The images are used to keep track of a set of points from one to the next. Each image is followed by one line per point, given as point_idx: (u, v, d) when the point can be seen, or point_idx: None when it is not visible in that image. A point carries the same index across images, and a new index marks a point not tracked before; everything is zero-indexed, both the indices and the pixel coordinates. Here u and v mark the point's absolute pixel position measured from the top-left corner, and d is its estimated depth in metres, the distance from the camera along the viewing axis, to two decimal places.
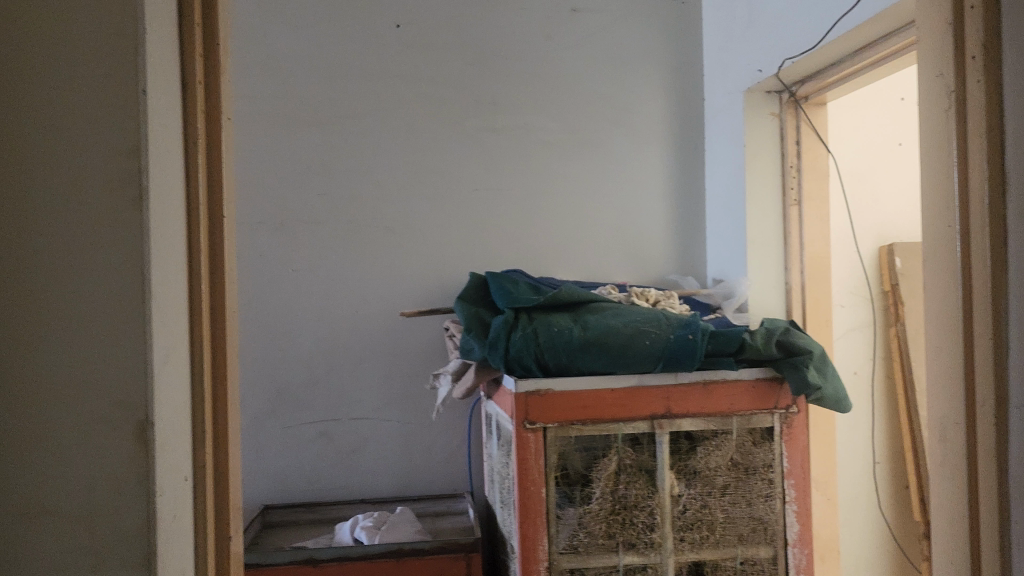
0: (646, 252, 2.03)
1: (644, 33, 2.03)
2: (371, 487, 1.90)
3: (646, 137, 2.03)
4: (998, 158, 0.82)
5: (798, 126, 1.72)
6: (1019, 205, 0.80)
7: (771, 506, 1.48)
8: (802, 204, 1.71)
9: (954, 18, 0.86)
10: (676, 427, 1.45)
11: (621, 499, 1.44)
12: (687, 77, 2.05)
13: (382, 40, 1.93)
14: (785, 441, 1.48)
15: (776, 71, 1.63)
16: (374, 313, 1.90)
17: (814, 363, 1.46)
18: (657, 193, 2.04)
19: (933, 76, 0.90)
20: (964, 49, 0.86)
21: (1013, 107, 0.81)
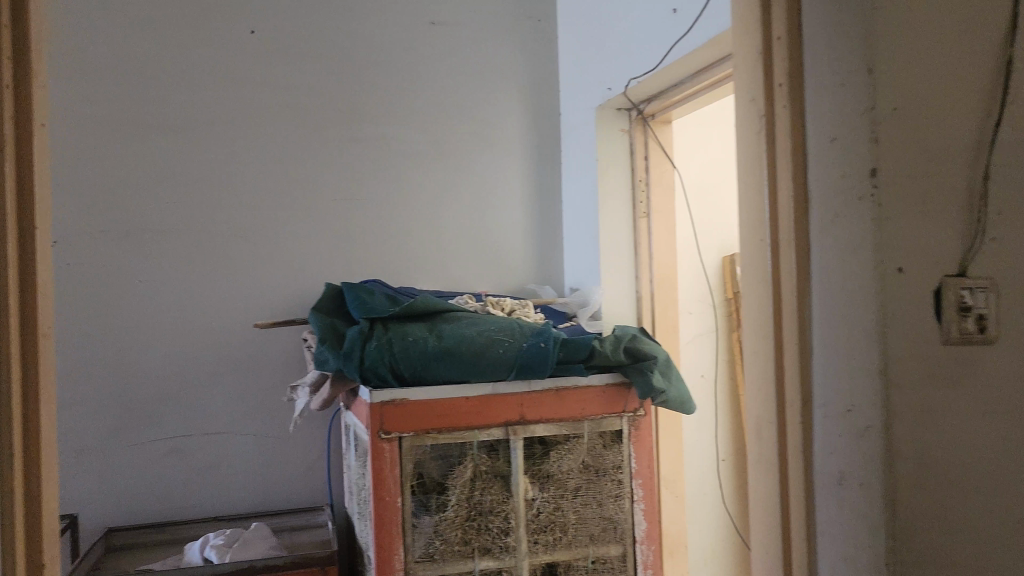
0: (505, 263, 2.07)
1: (503, 47, 2.08)
2: (226, 504, 1.85)
3: (505, 149, 2.08)
4: (801, 178, 0.86)
5: (645, 142, 1.81)
6: (821, 220, 0.86)
7: (621, 505, 1.55)
8: (651, 216, 1.80)
9: (764, 47, 0.91)
10: (530, 433, 1.49)
11: (477, 505, 1.47)
12: (545, 93, 2.12)
13: (236, 45, 1.88)
14: (633, 442, 1.55)
15: (624, 90, 1.70)
16: (229, 324, 1.86)
17: (659, 368, 1.54)
18: (516, 205, 2.08)
19: (747, 100, 0.95)
20: (772, 76, 0.90)
21: (815, 133, 0.86)
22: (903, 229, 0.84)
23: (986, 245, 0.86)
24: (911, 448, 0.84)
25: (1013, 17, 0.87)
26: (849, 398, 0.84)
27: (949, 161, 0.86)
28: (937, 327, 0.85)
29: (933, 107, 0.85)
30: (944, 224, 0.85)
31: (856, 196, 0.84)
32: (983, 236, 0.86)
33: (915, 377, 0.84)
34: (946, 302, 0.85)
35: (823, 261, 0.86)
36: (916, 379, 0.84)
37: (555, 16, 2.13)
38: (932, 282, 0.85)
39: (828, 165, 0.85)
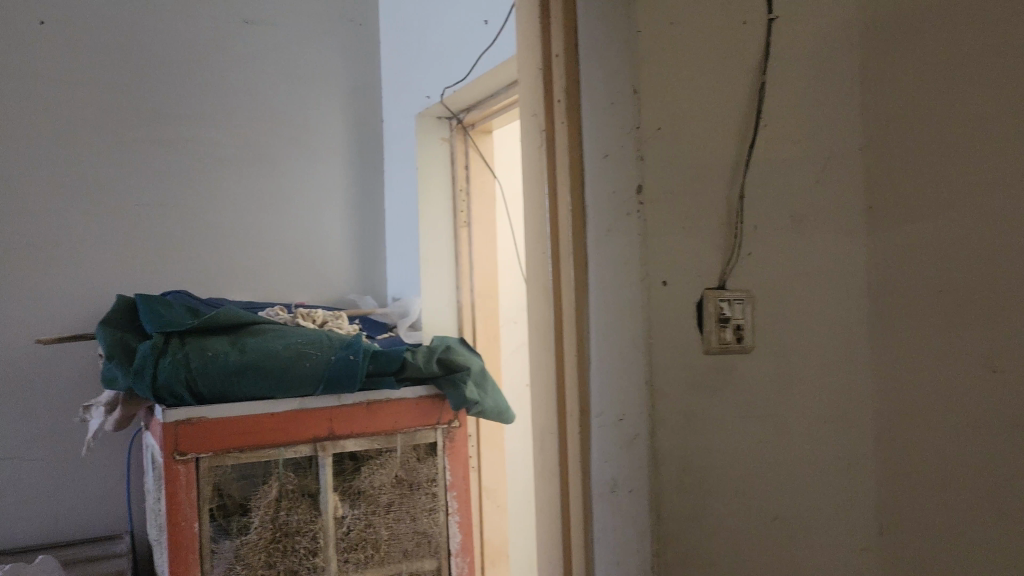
0: (325, 274, 2.05)
1: (323, 49, 2.06)
2: (10, 536, 1.69)
3: (325, 156, 2.06)
4: (580, 194, 0.85)
5: (466, 151, 1.81)
6: (599, 232, 0.85)
7: (435, 518, 1.55)
8: (471, 226, 1.80)
9: (544, 64, 0.92)
10: (339, 448, 1.46)
11: (282, 526, 1.41)
12: (366, 98, 2.12)
13: (21, 37, 1.73)
14: (448, 454, 1.56)
15: (441, 99, 1.70)
16: (14, 341, 1.71)
17: (474, 379, 1.55)
18: (337, 214, 2.07)
19: (529, 115, 0.96)
20: (552, 92, 0.91)
21: (592, 148, 0.85)
22: (666, 245, 0.88)
23: (743, 258, 0.91)
24: (672, 456, 0.87)
25: (766, 45, 0.93)
26: (621, 407, 0.85)
27: (709, 178, 0.90)
28: (699, 337, 0.89)
29: (693, 129, 0.89)
30: (704, 239, 0.89)
31: (625, 212, 0.86)
32: (739, 251, 0.90)
33: (677, 387, 0.88)
34: (707, 314, 0.88)
35: (601, 275, 0.85)
36: (678, 389, 0.88)
37: (375, 21, 2.14)
38: (693, 295, 0.89)
39: (602, 181, 0.85)
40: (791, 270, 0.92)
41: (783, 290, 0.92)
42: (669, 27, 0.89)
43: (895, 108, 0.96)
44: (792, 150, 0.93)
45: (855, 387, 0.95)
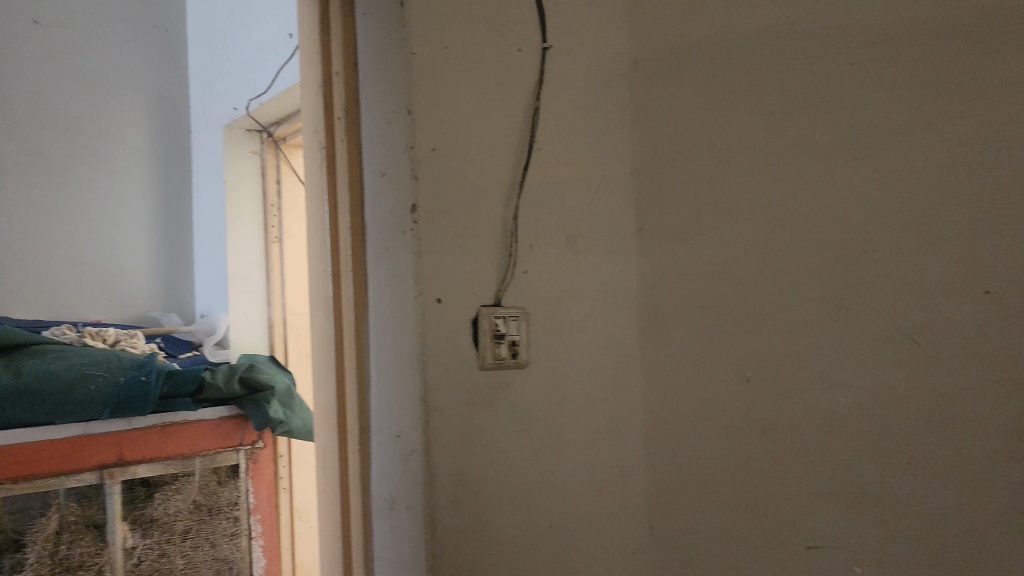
0: (125, 288, 2.27)
1: (124, 57, 2.29)
2: None
3: (125, 165, 2.28)
4: (360, 213, 0.89)
5: (276, 164, 2.02)
6: (377, 247, 0.87)
7: (236, 544, 1.67)
8: (282, 242, 2.02)
9: (324, 81, 0.92)
10: (130, 474, 1.50)
11: (63, 560, 1.42)
12: (168, 111, 2.38)
13: None
14: (251, 477, 1.72)
15: (247, 111, 1.70)
16: None
17: (279, 398, 1.67)
18: (139, 224, 2.30)
19: (312, 131, 0.95)
20: (332, 110, 0.91)
21: (370, 167, 0.88)
22: (440, 263, 0.89)
23: (518, 275, 0.94)
24: (447, 471, 0.88)
25: (539, 72, 0.97)
26: (398, 424, 0.86)
27: (485, 196, 0.92)
28: (476, 353, 0.91)
29: (472, 149, 0.92)
30: (480, 257, 0.92)
31: (400, 231, 0.87)
32: (514, 268, 0.94)
33: (450, 402, 0.89)
34: (483, 330, 0.91)
35: (379, 291, 0.87)
36: (453, 404, 0.89)
37: (178, 26, 2.40)
38: (470, 311, 0.91)
39: (380, 200, 0.87)
40: (566, 288, 0.97)
41: (556, 305, 0.96)
42: (443, 50, 0.92)
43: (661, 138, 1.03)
44: (562, 172, 0.98)
45: (630, 392, 1.01)
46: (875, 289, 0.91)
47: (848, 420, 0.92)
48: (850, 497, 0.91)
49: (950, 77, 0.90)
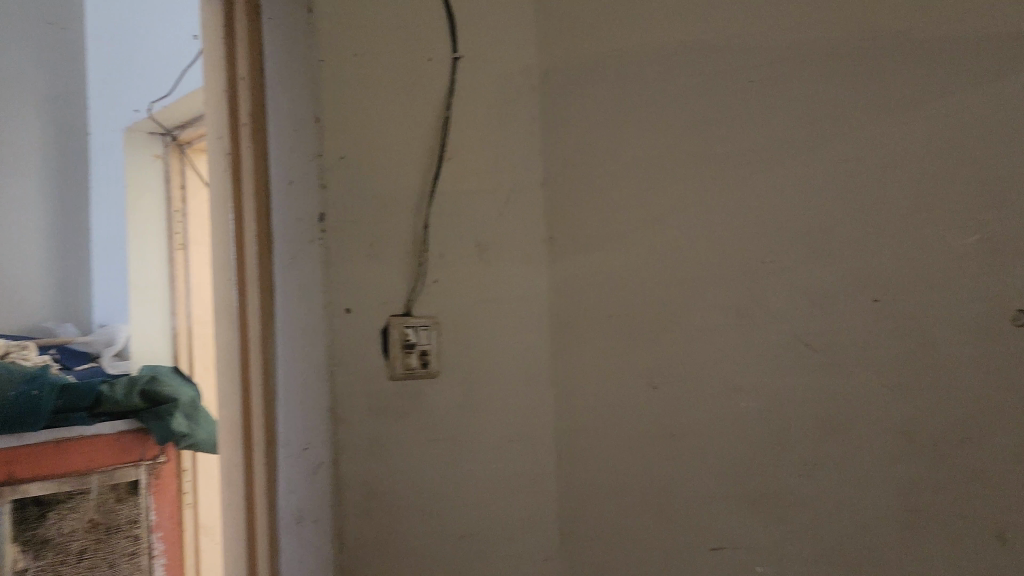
0: (17, 296, 2.16)
1: (16, 55, 2.19)
2: None
3: (16, 168, 2.19)
4: (266, 223, 0.89)
5: (179, 166, 2.06)
6: (286, 257, 0.87)
7: (137, 562, 1.65)
8: (186, 249, 2.05)
9: (229, 88, 0.91)
10: (21, 494, 1.43)
11: None
12: (65, 111, 2.29)
13: None
14: (154, 494, 1.69)
15: (150, 113, 1.65)
16: None
17: (182, 410, 1.64)
18: (31, 229, 2.20)
19: (215, 138, 0.94)
20: (237, 117, 0.91)
21: (278, 177, 0.88)
22: (351, 273, 0.89)
23: (428, 286, 0.94)
24: (356, 482, 0.88)
25: (449, 82, 0.97)
26: (306, 436, 0.87)
27: (394, 204, 0.93)
28: (385, 363, 0.91)
29: (382, 158, 0.92)
30: (389, 267, 0.92)
31: (309, 239, 0.88)
32: (424, 278, 0.93)
33: (358, 413, 0.89)
34: (392, 340, 0.90)
35: (287, 301, 0.87)
36: (362, 414, 0.89)
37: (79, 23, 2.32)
38: (379, 321, 0.91)
39: (288, 210, 0.88)
40: (477, 297, 0.98)
41: (464, 316, 0.97)
42: (352, 59, 0.92)
43: (570, 148, 1.04)
44: (474, 181, 0.98)
45: (538, 399, 1.02)
46: (777, 297, 0.92)
47: (750, 426, 0.93)
48: (752, 499, 0.93)
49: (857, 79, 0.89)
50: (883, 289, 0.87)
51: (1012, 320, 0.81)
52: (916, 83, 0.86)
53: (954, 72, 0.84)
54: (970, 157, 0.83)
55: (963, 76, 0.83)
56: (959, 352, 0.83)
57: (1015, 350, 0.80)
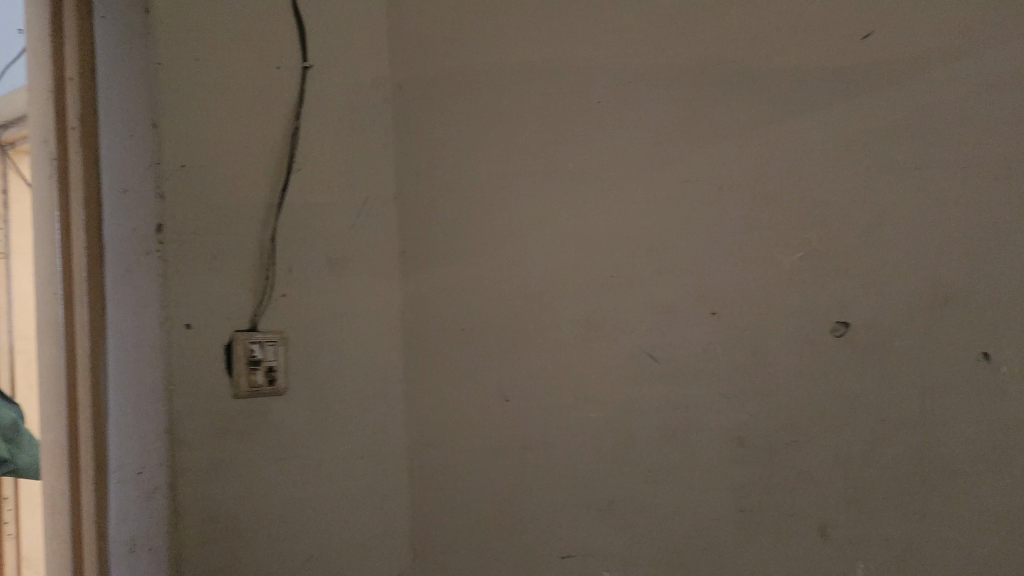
0: None
1: None
2: None
3: None
4: (98, 232, 0.82)
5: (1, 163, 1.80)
6: (119, 268, 0.82)
7: None
8: (10, 256, 1.82)
9: (55, 88, 0.83)
10: None
11: None
12: None
13: None
14: None
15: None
16: None
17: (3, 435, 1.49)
18: None
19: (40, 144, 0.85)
20: (64, 117, 0.83)
21: (110, 182, 0.83)
22: (188, 285, 0.86)
23: (276, 299, 0.92)
24: (194, 506, 0.85)
25: (299, 92, 0.96)
26: (141, 460, 0.82)
27: (239, 216, 0.90)
28: (228, 381, 0.88)
29: (225, 167, 0.90)
30: (233, 281, 0.89)
31: (142, 250, 0.84)
32: (270, 292, 0.91)
33: (200, 434, 0.86)
34: (235, 356, 0.88)
35: (120, 315, 0.82)
36: (202, 435, 0.86)
37: None
38: (221, 337, 0.88)
39: (120, 217, 0.83)
40: (326, 311, 0.97)
41: (313, 330, 0.95)
42: (193, 63, 0.88)
43: (422, 163, 1.06)
44: (325, 194, 0.98)
45: (393, 412, 1.03)
46: (620, 310, 0.96)
47: (596, 435, 0.96)
48: (600, 507, 0.96)
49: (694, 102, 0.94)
50: (721, 301, 0.92)
51: (832, 332, 0.87)
52: (746, 108, 0.91)
53: (782, 96, 0.90)
54: (796, 175, 0.89)
55: (790, 98, 0.90)
56: (790, 362, 0.88)
57: (837, 359, 0.86)
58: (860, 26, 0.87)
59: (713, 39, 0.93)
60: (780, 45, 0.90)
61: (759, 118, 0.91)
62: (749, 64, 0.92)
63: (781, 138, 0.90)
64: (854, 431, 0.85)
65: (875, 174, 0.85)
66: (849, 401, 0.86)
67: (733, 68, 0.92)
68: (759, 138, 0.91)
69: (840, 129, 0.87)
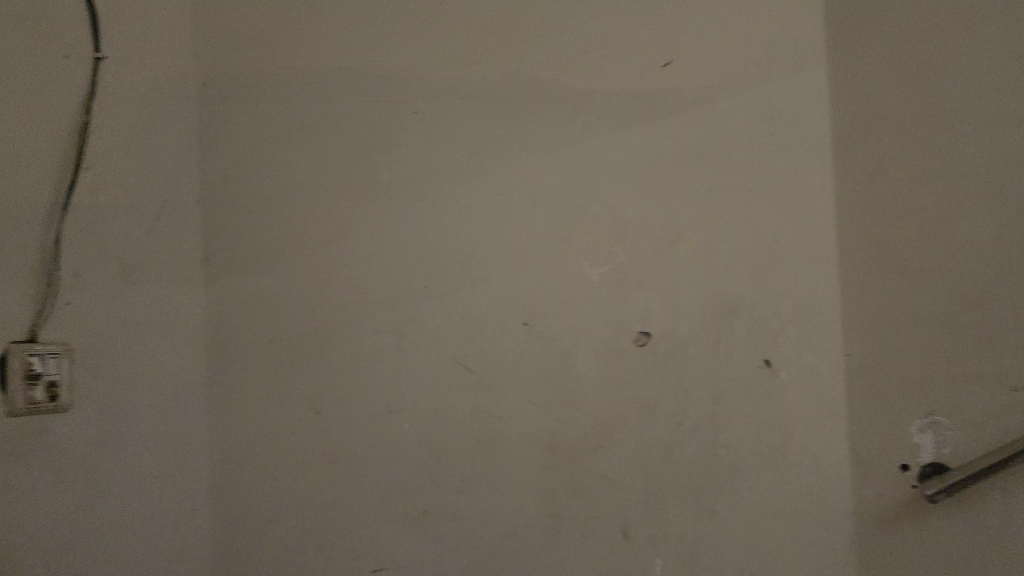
0: None
1: None
2: None
3: None
4: None
5: None
6: None
7: None
8: None
9: None
10: None
11: None
12: None
13: None
14: None
15: None
16: None
17: None
18: None
19: None
20: None
21: None
22: None
23: (60, 307, 0.85)
24: None
25: (91, 82, 0.90)
26: None
27: (18, 214, 0.81)
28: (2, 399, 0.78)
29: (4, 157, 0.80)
30: (11, 286, 0.80)
31: None
32: (53, 301, 0.84)
33: None
34: (13, 370, 0.79)
35: None
36: None
37: None
38: None
39: None
40: (122, 323, 0.91)
41: (108, 341, 0.89)
42: None
43: (233, 167, 1.02)
44: (122, 196, 0.92)
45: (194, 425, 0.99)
46: (433, 320, 1.00)
47: (407, 445, 0.98)
48: (412, 517, 0.97)
49: (504, 123, 1.02)
50: (532, 313, 1.00)
51: (635, 341, 1.00)
52: (558, 140, 1.02)
53: (589, 126, 1.02)
54: (600, 198, 1.02)
55: (595, 127, 1.02)
56: (593, 369, 1.00)
57: (636, 364, 1.00)
58: (661, 82, 1.02)
59: (528, 71, 1.03)
60: (588, 82, 1.03)
61: (568, 149, 1.02)
62: (563, 97, 1.02)
63: (591, 168, 1.02)
64: (649, 436, 0.99)
65: (673, 209, 1.01)
66: (646, 408, 0.99)
67: (548, 99, 1.03)
68: (570, 167, 1.02)
69: (641, 160, 1.02)
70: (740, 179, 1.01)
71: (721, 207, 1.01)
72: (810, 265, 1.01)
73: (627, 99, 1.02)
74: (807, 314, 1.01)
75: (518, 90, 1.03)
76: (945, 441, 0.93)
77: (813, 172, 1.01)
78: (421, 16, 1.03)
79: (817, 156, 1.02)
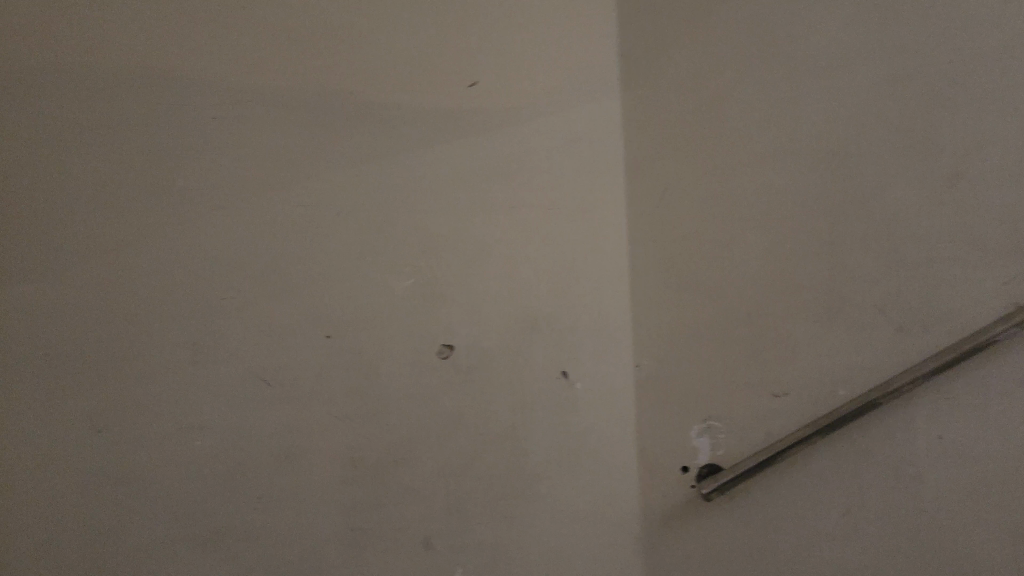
0: None
1: None
2: None
3: None
4: None
5: None
6: None
7: None
8: None
9: None
10: None
11: None
12: None
13: None
14: None
15: None
16: None
17: None
18: None
19: None
20: None
21: None
22: None
23: None
24: None
25: None
26: None
27: None
28: None
29: None
30: None
31: None
32: None
33: None
34: None
35: None
36: None
37: None
38: None
39: None
40: None
41: None
42: None
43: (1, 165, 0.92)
44: None
45: None
46: (232, 333, 0.95)
47: (199, 464, 0.90)
48: (201, 541, 0.88)
49: (313, 138, 1.04)
50: (335, 326, 0.99)
51: (437, 353, 1.03)
52: (366, 156, 1.06)
53: (396, 146, 1.08)
54: (409, 213, 1.06)
55: (401, 147, 1.08)
56: (399, 381, 1.00)
57: (439, 375, 1.02)
58: (460, 109, 1.12)
59: (336, 91, 1.07)
60: (393, 105, 1.09)
61: (373, 164, 1.06)
62: (371, 117, 1.08)
63: (399, 185, 1.06)
64: (450, 446, 1.00)
65: (478, 225, 1.09)
66: (449, 418, 1.01)
67: (356, 119, 1.07)
68: (378, 181, 1.06)
69: (445, 179, 1.09)
70: (540, 203, 1.12)
71: (523, 225, 1.11)
72: (599, 284, 1.13)
73: (433, 125, 1.10)
74: (600, 327, 1.12)
75: (332, 107, 1.06)
76: (719, 443, 1.02)
77: (597, 203, 1.16)
78: (228, 31, 1.04)
79: (598, 187, 1.17)
